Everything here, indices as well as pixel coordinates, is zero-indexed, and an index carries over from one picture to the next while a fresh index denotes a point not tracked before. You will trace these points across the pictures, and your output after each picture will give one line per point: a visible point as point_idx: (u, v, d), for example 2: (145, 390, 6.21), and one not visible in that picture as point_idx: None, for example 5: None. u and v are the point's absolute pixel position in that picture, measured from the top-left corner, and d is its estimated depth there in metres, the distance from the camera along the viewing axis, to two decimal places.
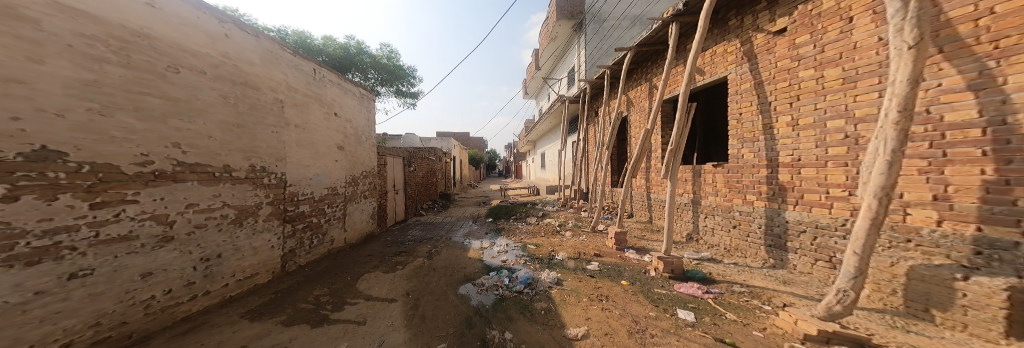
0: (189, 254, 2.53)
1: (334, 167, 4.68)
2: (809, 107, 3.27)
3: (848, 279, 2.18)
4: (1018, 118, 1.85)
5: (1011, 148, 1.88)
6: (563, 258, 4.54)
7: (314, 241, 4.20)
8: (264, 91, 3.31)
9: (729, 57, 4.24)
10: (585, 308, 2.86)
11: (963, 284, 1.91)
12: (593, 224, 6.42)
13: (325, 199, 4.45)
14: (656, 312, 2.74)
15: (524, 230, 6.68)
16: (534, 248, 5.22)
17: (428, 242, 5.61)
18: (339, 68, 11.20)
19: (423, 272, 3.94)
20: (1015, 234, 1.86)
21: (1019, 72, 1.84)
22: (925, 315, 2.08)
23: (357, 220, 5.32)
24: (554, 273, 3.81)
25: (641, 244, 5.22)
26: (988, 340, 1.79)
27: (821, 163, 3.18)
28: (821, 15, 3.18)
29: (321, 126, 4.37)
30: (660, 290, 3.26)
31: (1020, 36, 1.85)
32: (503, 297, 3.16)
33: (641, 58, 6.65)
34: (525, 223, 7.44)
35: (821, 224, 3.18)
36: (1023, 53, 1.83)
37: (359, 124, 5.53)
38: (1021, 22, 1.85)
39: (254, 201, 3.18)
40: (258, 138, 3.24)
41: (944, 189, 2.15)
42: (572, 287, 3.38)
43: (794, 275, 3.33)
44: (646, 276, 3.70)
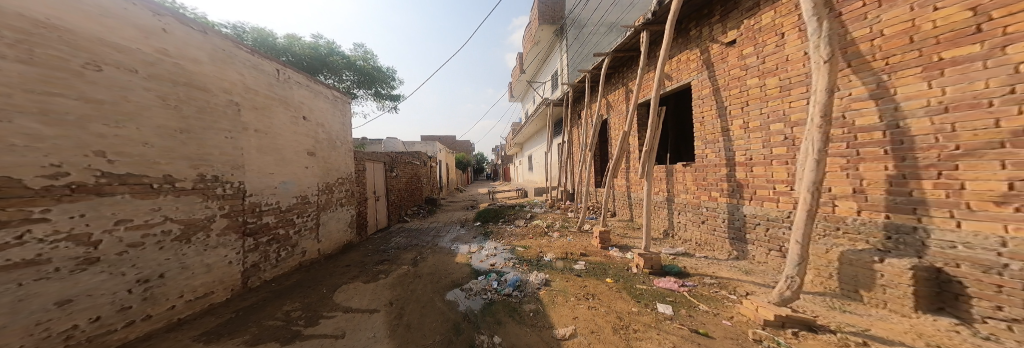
0: (123, 276, 2.33)
1: (304, 174, 4.58)
2: (756, 112, 3.60)
3: (794, 266, 2.44)
4: (907, 123, 2.16)
5: (903, 147, 2.18)
6: (552, 259, 4.68)
7: (282, 253, 4.08)
8: (215, 93, 3.17)
9: (692, 64, 4.58)
10: (573, 307, 2.99)
11: (880, 266, 2.18)
12: (580, 224, 6.61)
13: (294, 209, 4.34)
14: (638, 307, 2.91)
15: (513, 232, 6.78)
16: (523, 250, 5.33)
17: (413, 249, 5.58)
18: (310, 69, 10.87)
19: (407, 280, 3.93)
20: (913, 220, 2.17)
21: (905, 84, 2.16)
22: (855, 295, 2.35)
23: (332, 229, 5.22)
24: (543, 274, 3.93)
25: (623, 242, 5.45)
26: (903, 314, 2.06)
27: (768, 161, 3.50)
28: (761, 29, 3.53)
29: (286, 131, 4.25)
30: (641, 286, 3.44)
31: (903, 55, 2.18)
32: (492, 300, 3.23)
33: (618, 63, 6.95)
34: (514, 226, 7.54)
35: (771, 217, 3.50)
36: (909, 69, 2.14)
37: (332, 128, 5.42)
38: (904, 43, 2.17)
39: (204, 215, 3.01)
40: (209, 145, 3.08)
41: (860, 183, 2.44)
42: (559, 288, 3.51)
43: (753, 265, 3.65)
44: (629, 273, 3.89)
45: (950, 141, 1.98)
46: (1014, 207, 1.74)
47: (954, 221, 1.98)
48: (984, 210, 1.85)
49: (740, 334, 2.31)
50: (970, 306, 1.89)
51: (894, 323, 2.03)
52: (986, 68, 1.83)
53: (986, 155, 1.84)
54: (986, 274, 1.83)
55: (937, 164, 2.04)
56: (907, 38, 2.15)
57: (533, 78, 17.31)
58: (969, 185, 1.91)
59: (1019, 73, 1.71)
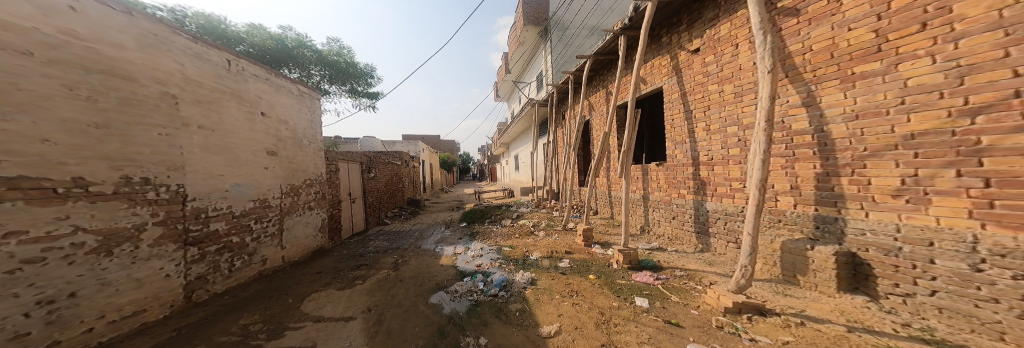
0: (15, 298, 1.95)
1: (262, 175, 4.16)
2: (715, 116, 3.91)
3: (748, 256, 2.69)
4: (829, 127, 2.47)
5: (827, 149, 2.49)
6: (537, 258, 4.82)
7: (236, 262, 3.69)
8: (146, 83, 2.75)
9: (663, 69, 4.87)
10: (558, 305, 3.09)
11: (812, 252, 2.48)
12: (564, 222, 6.80)
13: (252, 213, 3.94)
14: (618, 302, 3.05)
15: (500, 232, 6.86)
16: (509, 250, 5.43)
17: (394, 253, 5.53)
18: (273, 62, 10.34)
19: (388, 285, 3.87)
20: (834, 212, 2.48)
21: (829, 94, 2.46)
22: (793, 279, 2.65)
23: (298, 234, 4.90)
24: (528, 273, 4.03)
25: (605, 239, 5.69)
26: (829, 294, 2.39)
27: (725, 161, 3.82)
28: (720, 39, 3.82)
29: (241, 128, 3.83)
30: (621, 281, 3.64)
31: (825, 69, 2.48)
32: (477, 302, 3.28)
33: (599, 66, 7.21)
34: (500, 226, 7.63)
35: (730, 212, 3.83)
36: (830, 81, 2.45)
37: (296, 126, 4.99)
38: (826, 58, 2.47)
39: (130, 223, 2.60)
40: (138, 142, 2.67)
41: (795, 179, 2.75)
42: (545, 286, 3.63)
43: (715, 257, 3.97)
44: (610, 269, 4.08)
45: (860, 144, 2.30)
46: (905, 199, 2.08)
47: (863, 212, 2.30)
48: (884, 203, 2.18)
49: (706, 322, 2.50)
50: (876, 285, 2.22)
51: (825, 303, 2.33)
52: (886, 81, 2.14)
53: (885, 155, 2.17)
54: (887, 256, 2.16)
55: (851, 164, 2.36)
56: (829, 53, 2.45)
57: (518, 78, 17.44)
58: (874, 181, 2.23)
59: (907, 86, 2.04)
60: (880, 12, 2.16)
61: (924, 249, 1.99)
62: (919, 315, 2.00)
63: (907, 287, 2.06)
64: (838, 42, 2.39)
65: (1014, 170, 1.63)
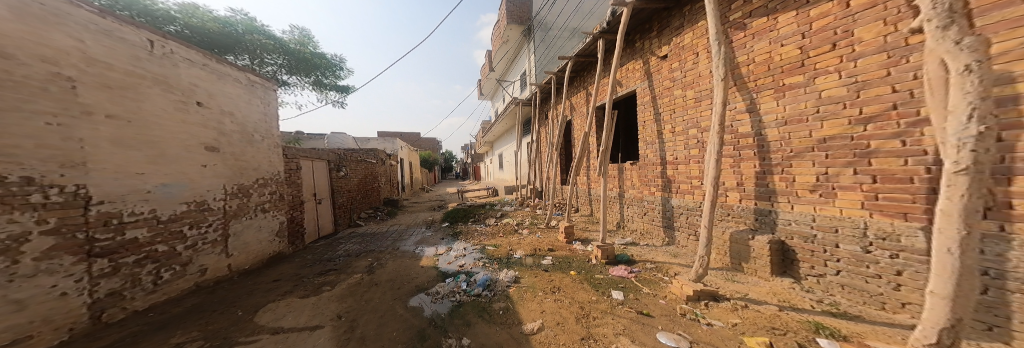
0: None
1: (199, 175, 3.58)
2: (681, 118, 4.22)
3: (704, 246, 2.93)
4: (765, 132, 2.79)
5: (765, 150, 2.81)
6: (521, 256, 4.83)
7: (163, 274, 3.13)
8: (27, 62, 2.19)
9: (636, 73, 5.16)
10: (541, 301, 3.05)
11: (753, 241, 2.79)
12: (547, 220, 6.97)
13: (185, 218, 3.38)
14: (597, 296, 3.09)
15: (483, 232, 6.86)
16: (493, 249, 5.38)
17: (368, 256, 5.20)
18: (217, 46, 8.97)
19: (360, 290, 3.55)
20: (769, 205, 2.82)
21: (766, 102, 2.77)
22: (739, 267, 2.97)
23: (249, 240, 4.33)
24: (512, 272, 3.94)
25: (584, 236, 5.91)
26: (765, 278, 2.72)
27: (688, 160, 4.14)
28: (684, 47, 4.12)
29: (170, 119, 3.25)
30: (600, 276, 3.74)
31: (763, 79, 2.80)
32: (460, 302, 3.13)
33: (580, 67, 7.39)
34: (484, 225, 7.64)
35: (691, 207, 4.17)
36: (766, 90, 2.76)
37: (245, 118, 4.38)
38: (764, 70, 2.78)
39: (4, 233, 2.09)
40: (16, 133, 2.14)
41: (740, 177, 3.05)
42: (528, 284, 3.57)
43: (680, 249, 4.30)
44: (589, 264, 4.22)
45: (787, 146, 2.64)
46: (819, 193, 2.44)
47: (790, 205, 2.65)
48: (803, 196, 2.54)
49: (672, 310, 2.65)
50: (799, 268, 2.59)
51: (762, 286, 2.65)
52: (807, 92, 2.48)
53: (805, 156, 2.52)
54: (806, 242, 2.53)
55: (781, 163, 2.69)
56: (767, 66, 2.76)
57: (503, 76, 17.47)
58: (798, 178, 2.58)
59: (822, 98, 2.38)
60: (803, 32, 2.49)
61: (831, 235, 2.36)
62: (829, 292, 2.38)
63: (821, 268, 2.43)
64: (773, 56, 2.70)
65: (891, 169, 2.03)
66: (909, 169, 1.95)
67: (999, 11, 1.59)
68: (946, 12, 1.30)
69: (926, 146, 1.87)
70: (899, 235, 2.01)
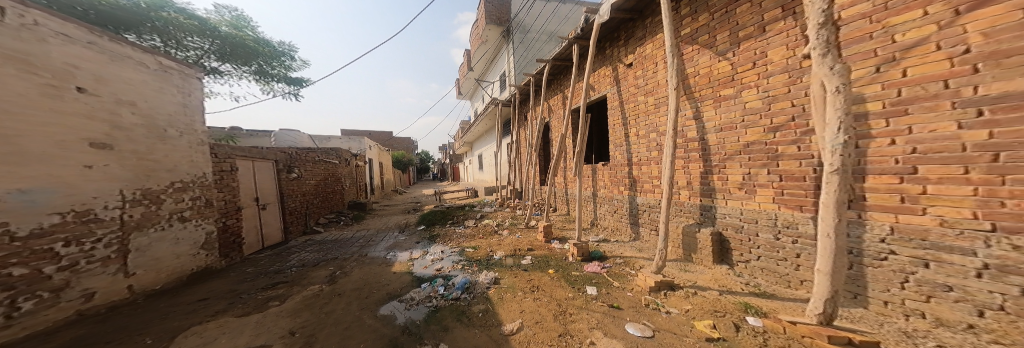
0: None
1: (86, 177, 2.93)
2: (644, 123, 4.56)
3: (662, 240, 3.19)
4: (706, 137, 3.13)
5: (706, 153, 3.15)
6: (501, 257, 4.82)
7: (23, 304, 2.50)
8: None
9: (606, 78, 5.49)
10: (521, 301, 3.11)
11: (700, 234, 3.13)
12: (526, 220, 7.07)
13: (60, 232, 2.75)
14: (573, 293, 3.21)
15: (462, 234, 6.77)
16: (472, 250, 5.33)
17: (329, 264, 4.85)
18: (119, 27, 7.02)
19: (319, 302, 3.32)
20: (708, 201, 3.17)
21: (706, 111, 3.11)
22: (689, 258, 3.31)
23: (164, 255, 3.68)
24: (492, 273, 3.97)
25: (562, 234, 6.10)
26: (708, 266, 3.08)
27: (649, 162, 4.50)
28: (645, 56, 4.48)
29: (35, 108, 2.60)
30: (575, 273, 3.86)
31: (702, 90, 3.16)
32: (437, 307, 3.09)
33: (557, 70, 7.62)
34: (463, 227, 7.58)
35: (652, 204, 4.53)
36: (706, 100, 3.11)
37: (159, 108, 3.70)
38: (704, 82, 3.14)
39: None
40: None
41: (689, 178, 3.38)
42: (508, 284, 3.62)
43: (644, 244, 4.65)
44: (566, 262, 4.35)
45: (717, 149, 3.03)
46: (744, 190, 2.81)
47: (721, 200, 3.03)
48: (733, 193, 2.90)
49: (636, 301, 2.85)
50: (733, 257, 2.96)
51: (706, 274, 2.98)
52: (735, 103, 2.83)
53: (733, 158, 2.88)
54: (737, 233, 2.89)
55: (716, 164, 3.05)
56: (706, 79, 3.11)
57: (482, 76, 17.46)
58: (730, 177, 2.93)
59: (746, 109, 2.74)
60: (733, 50, 2.83)
61: (753, 225, 2.74)
62: (753, 275, 2.76)
63: (746, 255, 2.82)
64: (712, 69, 3.04)
65: (791, 170, 2.44)
66: (803, 168, 2.36)
67: (855, 46, 2.10)
68: (824, 44, 1.62)
69: (814, 151, 2.28)
70: (799, 224, 2.41)
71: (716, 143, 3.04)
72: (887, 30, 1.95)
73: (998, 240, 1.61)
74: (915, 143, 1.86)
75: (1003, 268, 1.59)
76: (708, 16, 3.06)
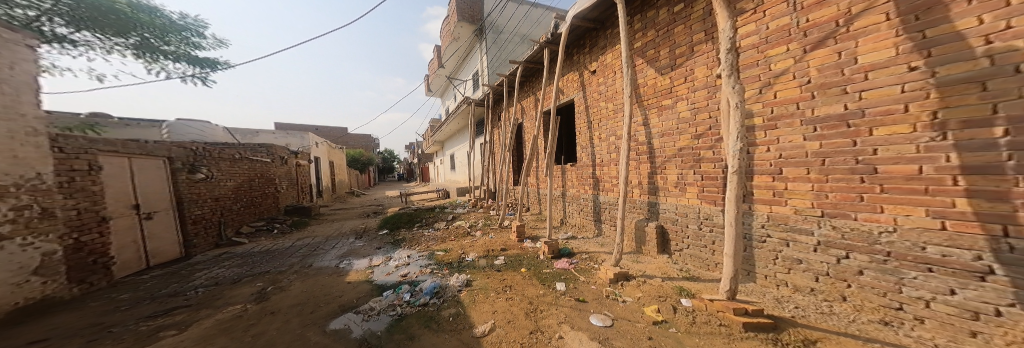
0: None
1: None
2: (606, 127, 4.89)
3: (620, 235, 3.47)
4: (651, 141, 3.52)
5: (651, 155, 3.53)
6: (473, 258, 4.69)
7: None
8: None
9: (573, 83, 5.81)
10: (494, 302, 3.06)
11: (649, 228, 3.49)
12: (501, 221, 7.08)
13: None
14: (545, 290, 3.25)
15: (432, 237, 6.57)
16: (443, 254, 5.16)
17: (257, 280, 4.29)
18: None
19: (243, 324, 2.90)
20: (651, 198, 3.57)
21: (648, 118, 3.54)
22: (640, 250, 3.67)
23: None
24: (464, 275, 3.85)
25: (535, 233, 6.25)
26: (653, 255, 3.49)
27: (609, 162, 4.87)
28: (604, 65, 4.87)
29: None
30: (546, 270, 3.94)
31: (646, 99, 3.58)
32: (403, 315, 2.92)
33: (529, 72, 7.83)
34: (433, 230, 7.40)
35: (611, 202, 4.92)
36: (648, 109, 3.54)
37: None
38: (646, 92, 3.57)
39: None
40: None
41: (640, 178, 3.71)
42: (481, 285, 3.54)
43: (606, 238, 5.01)
44: (538, 260, 4.44)
45: (656, 152, 3.46)
46: (676, 188, 3.25)
47: (659, 196, 3.47)
48: (670, 191, 3.31)
49: (598, 292, 3.06)
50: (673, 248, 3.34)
51: (653, 263, 3.35)
52: (670, 112, 3.26)
53: (669, 160, 3.30)
54: (673, 225, 3.31)
55: (656, 165, 3.46)
56: (649, 90, 3.53)
57: (453, 74, 17.23)
58: (668, 177, 3.32)
59: (679, 118, 3.15)
60: (671, 65, 3.22)
61: (685, 218, 3.17)
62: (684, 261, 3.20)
63: (680, 245, 3.25)
64: (653, 82, 3.46)
65: (708, 171, 2.90)
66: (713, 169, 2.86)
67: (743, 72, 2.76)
68: (729, 68, 2.08)
69: (722, 155, 2.76)
70: (712, 215, 2.91)
71: (653, 146, 3.49)
72: (765, 61, 2.58)
73: (826, 223, 2.27)
74: (780, 150, 2.50)
75: (829, 243, 2.25)
76: (655, 33, 3.42)
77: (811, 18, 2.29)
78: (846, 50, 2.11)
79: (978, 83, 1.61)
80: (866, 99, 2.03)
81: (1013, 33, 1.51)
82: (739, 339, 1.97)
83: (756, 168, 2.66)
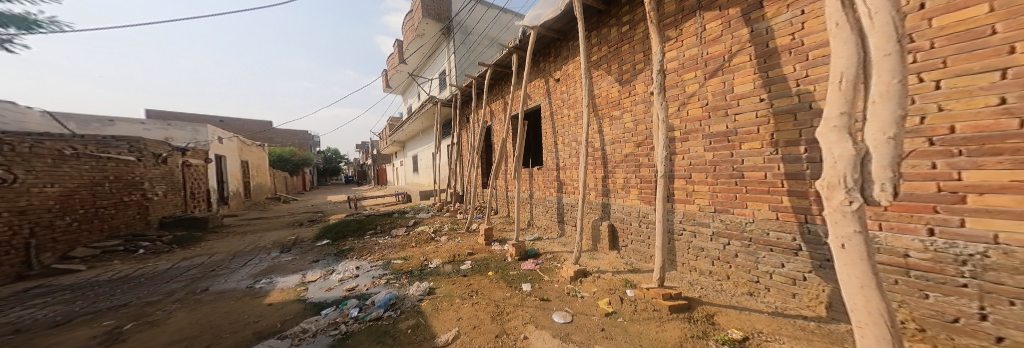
0: None
1: None
2: (570, 133, 5.18)
3: (580, 235, 3.71)
4: (604, 148, 3.86)
5: (603, 160, 3.87)
6: (437, 265, 4.58)
7: None
8: None
9: (540, 89, 6.07)
10: (459, 308, 3.00)
11: (603, 225, 3.86)
12: (468, 224, 7.06)
13: None
14: (511, 292, 3.31)
15: (390, 244, 6.28)
16: (402, 262, 4.93)
17: (92, 320, 3.22)
18: None
19: None
20: (603, 199, 3.92)
21: (600, 126, 3.89)
22: (594, 247, 4.00)
23: None
24: (425, 283, 3.72)
25: (503, 236, 6.34)
26: (607, 252, 3.81)
27: (571, 166, 5.19)
28: (566, 74, 5.22)
29: None
30: (513, 272, 4.04)
31: (599, 108, 3.93)
32: (349, 332, 2.69)
33: (497, 76, 7.98)
34: (389, 237, 7.00)
35: (572, 203, 5.24)
36: (600, 118, 3.90)
37: None
38: (599, 103, 3.93)
39: None
40: None
41: (595, 182, 4.03)
42: (444, 293, 3.42)
43: (567, 238, 5.33)
44: (505, 262, 4.54)
45: (607, 157, 3.82)
46: (621, 190, 3.63)
47: (608, 197, 3.83)
48: (619, 193, 3.66)
49: (558, 290, 3.24)
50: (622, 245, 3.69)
51: (607, 259, 3.66)
52: (617, 122, 3.64)
53: (618, 165, 3.65)
54: (621, 223, 3.68)
55: (606, 169, 3.83)
56: (602, 100, 3.86)
57: (418, 72, 16.75)
58: (616, 180, 3.68)
59: (628, 128, 3.50)
60: (620, 79, 3.58)
61: (632, 216, 3.52)
62: (628, 256, 3.58)
63: (626, 241, 3.62)
64: (601, 95, 3.89)
65: (642, 174, 3.34)
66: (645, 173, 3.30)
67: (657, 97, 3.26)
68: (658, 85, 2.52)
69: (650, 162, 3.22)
70: (646, 214, 3.33)
71: (604, 152, 3.86)
72: (675, 86, 3.08)
73: (715, 217, 2.78)
74: (687, 159, 2.98)
75: (718, 233, 2.76)
76: (607, 49, 3.77)
77: (710, 51, 2.77)
78: (730, 80, 2.62)
79: (791, 114, 2.25)
80: (738, 121, 2.57)
81: (809, 80, 2.16)
82: (667, 320, 2.33)
83: (676, 173, 3.09)
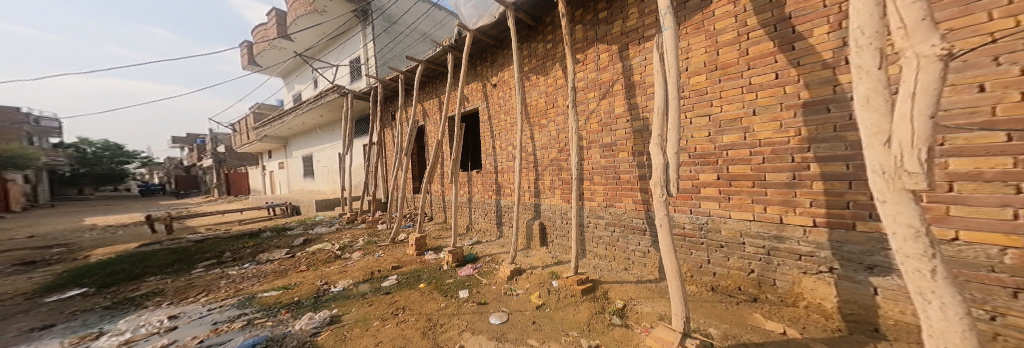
0: None
1: None
2: (507, 139, 5.44)
3: (517, 235, 3.94)
4: (536, 153, 4.22)
5: (536, 164, 4.23)
6: (343, 288, 4.00)
7: None
8: None
9: (477, 93, 6.15)
10: (376, 330, 2.71)
11: (536, 221, 4.26)
12: (393, 235, 6.49)
13: None
14: (446, 301, 3.24)
15: (245, 275, 4.80)
16: (278, 293, 3.95)
17: None
18: None
19: None
20: (536, 200, 4.27)
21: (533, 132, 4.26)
22: (530, 245, 4.33)
23: None
24: (326, 312, 3.17)
25: (435, 243, 6.08)
26: (544, 249, 4.16)
27: (507, 168, 5.55)
28: (501, 80, 5.51)
29: None
30: (449, 280, 3.98)
31: (530, 116, 4.31)
32: None
33: (429, 73, 7.66)
34: (251, 264, 5.45)
35: (508, 204, 5.53)
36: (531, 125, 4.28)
37: None
38: (529, 111, 4.32)
39: None
40: None
41: (529, 183, 4.37)
42: (352, 319, 3.01)
43: (503, 240, 5.55)
44: (441, 271, 4.37)
45: (536, 161, 4.21)
46: (546, 188, 4.12)
47: (540, 197, 4.22)
48: (549, 194, 4.08)
49: (498, 292, 3.34)
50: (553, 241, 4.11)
51: (539, 256, 4.01)
52: (547, 130, 4.06)
53: (547, 169, 4.07)
54: (552, 221, 4.10)
55: (535, 170, 4.24)
56: (535, 109, 4.23)
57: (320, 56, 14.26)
58: (544, 181, 4.13)
59: (554, 136, 3.94)
60: (547, 91, 4.03)
61: (559, 213, 3.98)
62: (554, 250, 4.03)
63: (552, 236, 4.09)
64: (529, 104, 4.32)
65: (563, 174, 3.87)
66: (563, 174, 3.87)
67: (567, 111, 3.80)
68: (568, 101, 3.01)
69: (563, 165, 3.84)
70: (565, 210, 3.88)
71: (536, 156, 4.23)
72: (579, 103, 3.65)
73: (604, 209, 3.45)
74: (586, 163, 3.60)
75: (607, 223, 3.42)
76: (536, 63, 4.20)
77: (602, 76, 3.40)
78: (612, 102, 3.30)
79: (640, 134, 3.04)
80: (617, 135, 3.27)
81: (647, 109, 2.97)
82: (581, 302, 2.79)
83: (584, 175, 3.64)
